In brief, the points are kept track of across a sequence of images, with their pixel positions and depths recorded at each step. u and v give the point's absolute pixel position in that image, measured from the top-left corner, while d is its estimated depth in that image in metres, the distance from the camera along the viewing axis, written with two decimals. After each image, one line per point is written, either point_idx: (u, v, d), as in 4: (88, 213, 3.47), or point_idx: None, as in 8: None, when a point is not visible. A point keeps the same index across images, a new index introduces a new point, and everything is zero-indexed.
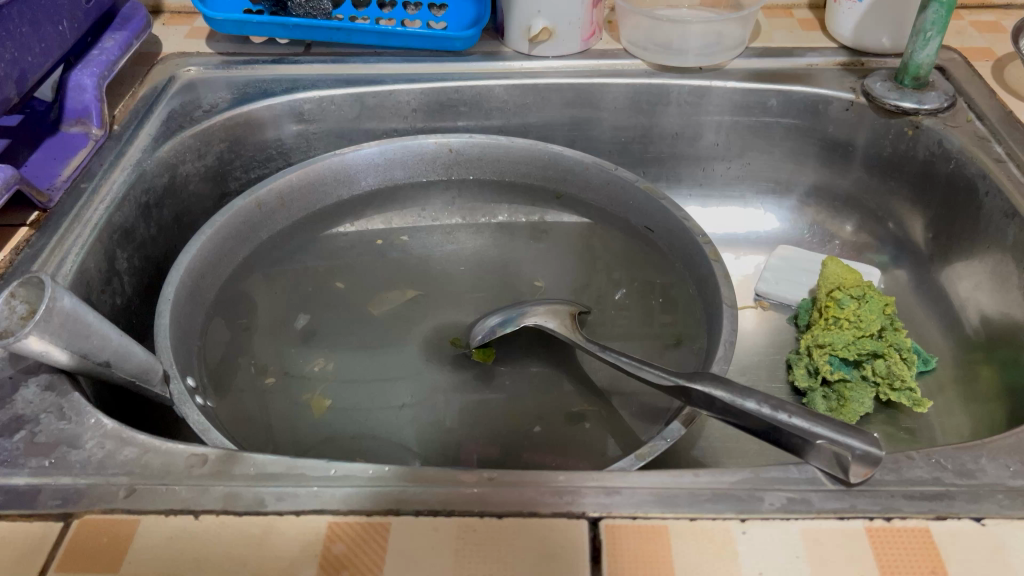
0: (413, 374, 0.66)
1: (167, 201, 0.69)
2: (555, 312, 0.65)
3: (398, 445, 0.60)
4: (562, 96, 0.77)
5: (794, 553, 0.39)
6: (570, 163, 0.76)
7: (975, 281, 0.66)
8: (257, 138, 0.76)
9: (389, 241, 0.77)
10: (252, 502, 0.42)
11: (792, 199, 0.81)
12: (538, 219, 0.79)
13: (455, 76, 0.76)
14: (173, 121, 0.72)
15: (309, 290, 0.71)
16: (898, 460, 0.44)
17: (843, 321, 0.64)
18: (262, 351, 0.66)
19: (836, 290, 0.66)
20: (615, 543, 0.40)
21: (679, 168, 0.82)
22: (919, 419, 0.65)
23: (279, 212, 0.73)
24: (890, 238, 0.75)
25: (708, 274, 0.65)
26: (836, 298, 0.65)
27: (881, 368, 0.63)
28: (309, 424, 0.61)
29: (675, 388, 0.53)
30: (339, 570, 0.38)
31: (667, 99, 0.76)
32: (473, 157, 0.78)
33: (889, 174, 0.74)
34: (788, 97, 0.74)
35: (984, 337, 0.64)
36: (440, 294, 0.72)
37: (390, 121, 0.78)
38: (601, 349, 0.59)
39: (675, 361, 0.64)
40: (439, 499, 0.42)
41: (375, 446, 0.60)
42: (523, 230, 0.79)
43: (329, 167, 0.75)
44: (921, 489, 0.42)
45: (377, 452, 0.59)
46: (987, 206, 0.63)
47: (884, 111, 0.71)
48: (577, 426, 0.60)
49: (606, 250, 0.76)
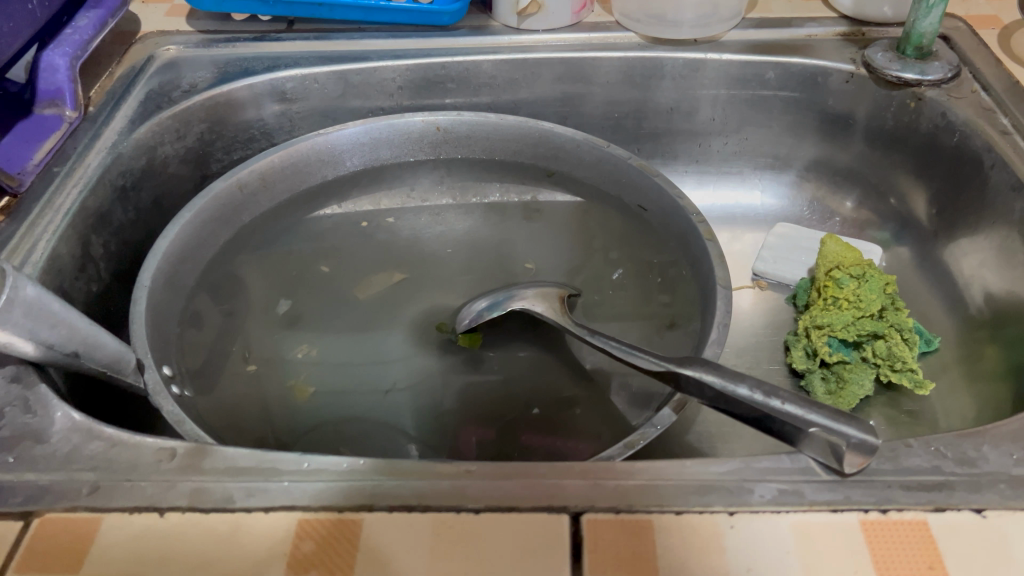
0: (400, 359, 0.64)
1: (145, 184, 0.67)
2: (545, 296, 0.62)
3: (381, 433, 0.58)
4: (552, 70, 0.74)
5: (785, 548, 0.37)
6: (562, 141, 0.73)
7: (979, 258, 0.63)
8: (237, 118, 0.74)
9: (374, 223, 0.75)
10: (220, 499, 0.40)
11: (790, 175, 0.79)
12: (530, 198, 0.77)
13: (441, 52, 0.74)
14: (150, 102, 0.70)
15: (293, 274, 0.69)
16: (896, 448, 0.42)
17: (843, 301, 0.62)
18: (244, 338, 0.64)
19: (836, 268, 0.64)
20: (597, 539, 0.38)
21: (675, 144, 0.79)
22: (921, 402, 0.63)
23: (262, 194, 0.71)
24: (892, 214, 0.73)
25: (702, 254, 0.63)
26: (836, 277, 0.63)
27: (881, 350, 0.61)
28: (292, 411, 0.59)
29: (666, 372, 0.50)
30: (308, 569, 0.37)
31: (661, 72, 0.73)
32: (462, 135, 0.75)
33: (890, 148, 0.71)
34: (786, 70, 0.71)
35: (989, 316, 0.62)
36: (427, 277, 0.70)
37: (376, 99, 0.76)
38: (590, 333, 0.57)
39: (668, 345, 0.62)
40: (414, 493, 0.40)
41: (357, 434, 0.58)
42: (516, 210, 0.77)
43: (313, 147, 0.72)
44: (919, 479, 0.40)
45: (358, 440, 0.58)
46: (992, 180, 0.61)
47: (884, 82, 0.68)
48: (567, 412, 0.59)
49: (600, 230, 0.73)
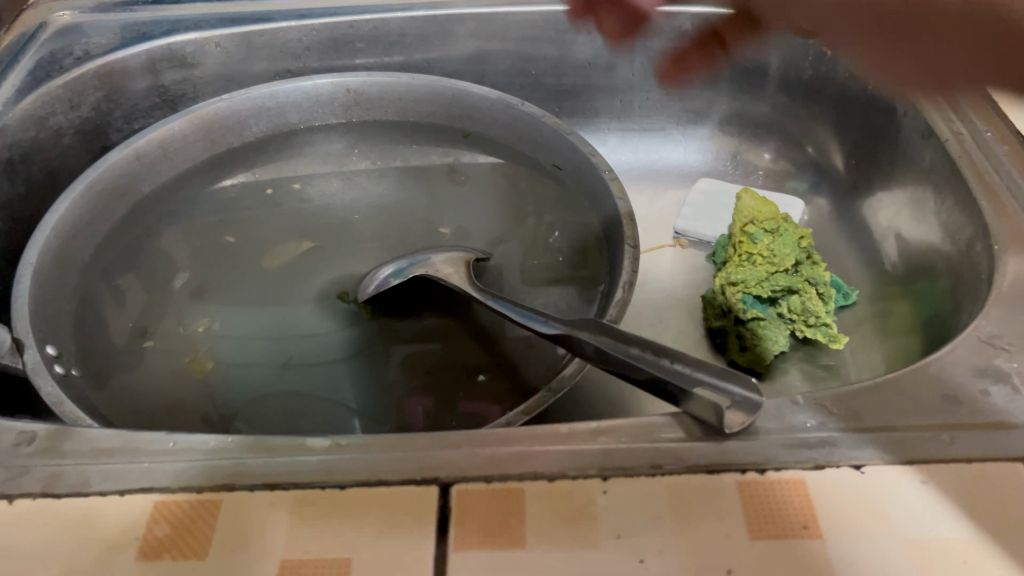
0: (304, 330, 0.62)
1: (35, 156, 0.64)
2: (452, 261, 0.60)
3: (279, 410, 0.56)
4: (464, 27, 0.72)
5: (657, 512, 0.36)
6: (476, 100, 0.71)
7: (895, 209, 0.62)
8: (136, 85, 0.71)
9: (280, 190, 0.72)
10: (75, 483, 0.38)
11: (709, 126, 0.77)
12: (453, 161, 0.75)
13: (348, 10, 0.71)
14: (40, 71, 0.67)
15: (197, 246, 0.67)
16: (781, 407, 0.41)
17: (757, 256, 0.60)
18: (140, 313, 0.62)
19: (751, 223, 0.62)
20: (465, 510, 0.36)
21: (595, 101, 0.77)
22: (837, 356, 0.62)
23: (163, 163, 0.68)
24: (812, 167, 0.71)
25: (613, 213, 0.61)
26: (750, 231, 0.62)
27: (796, 305, 0.60)
28: (189, 386, 0.57)
29: (560, 335, 0.49)
30: (159, 554, 0.35)
31: (575, 26, 0.71)
32: (374, 96, 0.73)
33: (809, 99, 0.70)
34: (703, 20, 0.69)
35: (903, 267, 0.61)
36: (336, 244, 0.68)
37: (283, 62, 0.73)
38: (489, 298, 0.56)
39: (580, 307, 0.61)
40: (279, 471, 0.38)
41: (252, 412, 0.56)
42: (439, 173, 0.74)
43: (215, 113, 0.70)
44: (801, 437, 0.39)
45: (253, 418, 0.56)
46: (904, 128, 0.60)
47: (800, 30, 0.66)
48: (472, 379, 0.57)
49: (521, 190, 0.71)
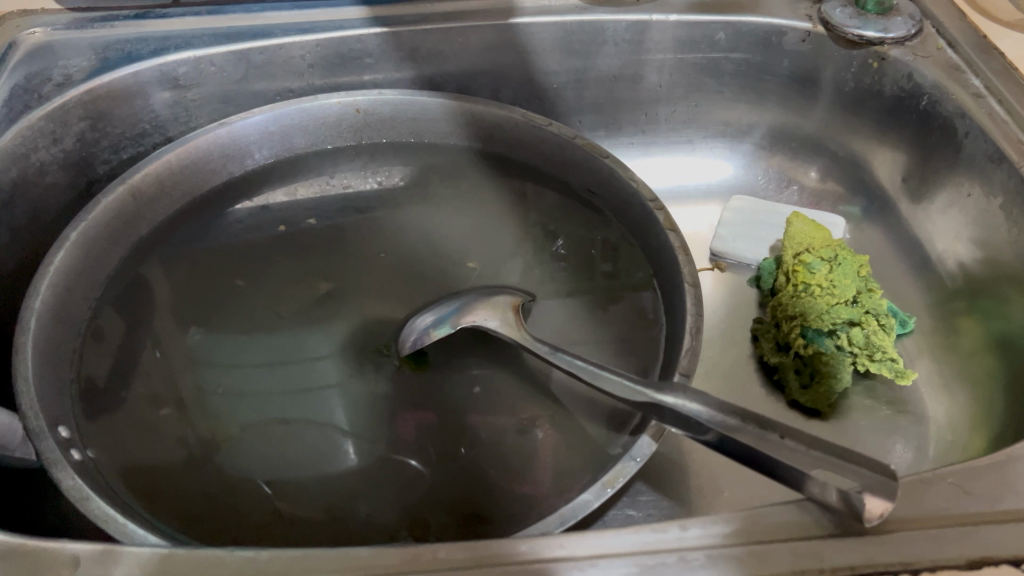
0: (334, 383, 0.56)
1: (19, 198, 0.58)
2: (496, 305, 0.56)
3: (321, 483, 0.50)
4: (482, 39, 0.66)
5: None
6: (497, 120, 0.66)
7: (952, 232, 0.60)
8: (124, 112, 0.64)
9: (294, 225, 0.66)
10: None
11: (748, 144, 0.73)
12: (465, 187, 0.69)
13: (355, 23, 0.65)
14: (17, 100, 0.59)
15: (204, 290, 0.61)
16: (915, 488, 0.37)
17: (816, 287, 0.57)
18: (150, 373, 0.55)
19: (805, 251, 0.59)
20: None
21: (620, 115, 0.73)
22: (901, 389, 0.59)
23: (159, 200, 0.62)
24: (860, 184, 0.69)
25: (664, 246, 0.57)
26: (807, 261, 0.58)
27: (859, 339, 0.57)
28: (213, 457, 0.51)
29: (645, 401, 0.45)
30: None
31: (602, 37, 0.66)
32: (385, 117, 0.67)
33: (851, 112, 0.67)
34: (737, 30, 0.65)
35: (969, 294, 0.58)
36: (356, 284, 0.63)
37: (284, 80, 0.67)
38: (552, 352, 0.51)
39: (634, 351, 0.57)
40: None
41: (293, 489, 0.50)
42: (449, 199, 0.68)
43: (215, 140, 0.63)
44: (947, 527, 0.35)
45: (295, 496, 0.49)
46: (967, 148, 0.57)
47: (844, 41, 0.63)
48: (529, 438, 0.53)
49: (541, 214, 0.67)
